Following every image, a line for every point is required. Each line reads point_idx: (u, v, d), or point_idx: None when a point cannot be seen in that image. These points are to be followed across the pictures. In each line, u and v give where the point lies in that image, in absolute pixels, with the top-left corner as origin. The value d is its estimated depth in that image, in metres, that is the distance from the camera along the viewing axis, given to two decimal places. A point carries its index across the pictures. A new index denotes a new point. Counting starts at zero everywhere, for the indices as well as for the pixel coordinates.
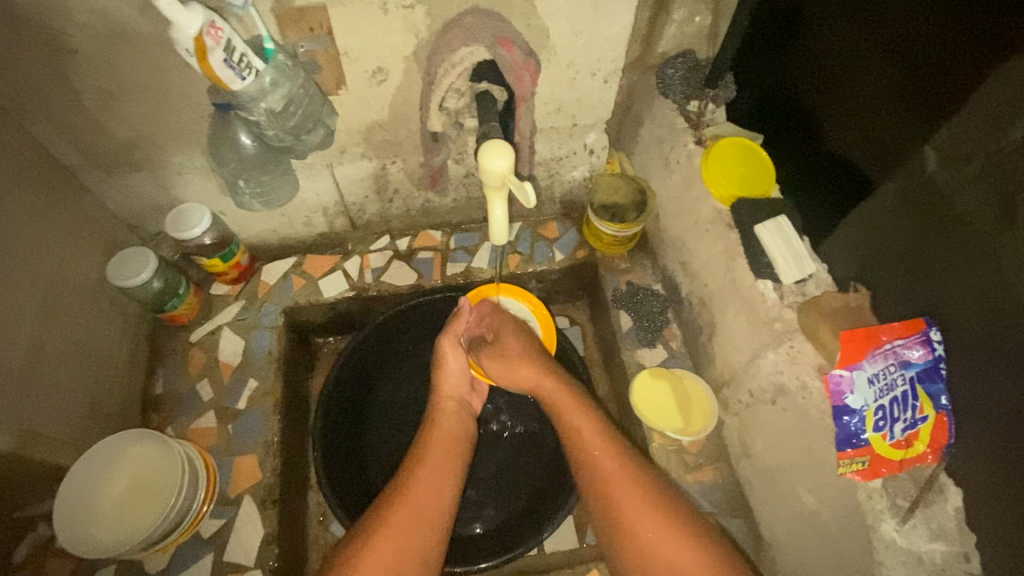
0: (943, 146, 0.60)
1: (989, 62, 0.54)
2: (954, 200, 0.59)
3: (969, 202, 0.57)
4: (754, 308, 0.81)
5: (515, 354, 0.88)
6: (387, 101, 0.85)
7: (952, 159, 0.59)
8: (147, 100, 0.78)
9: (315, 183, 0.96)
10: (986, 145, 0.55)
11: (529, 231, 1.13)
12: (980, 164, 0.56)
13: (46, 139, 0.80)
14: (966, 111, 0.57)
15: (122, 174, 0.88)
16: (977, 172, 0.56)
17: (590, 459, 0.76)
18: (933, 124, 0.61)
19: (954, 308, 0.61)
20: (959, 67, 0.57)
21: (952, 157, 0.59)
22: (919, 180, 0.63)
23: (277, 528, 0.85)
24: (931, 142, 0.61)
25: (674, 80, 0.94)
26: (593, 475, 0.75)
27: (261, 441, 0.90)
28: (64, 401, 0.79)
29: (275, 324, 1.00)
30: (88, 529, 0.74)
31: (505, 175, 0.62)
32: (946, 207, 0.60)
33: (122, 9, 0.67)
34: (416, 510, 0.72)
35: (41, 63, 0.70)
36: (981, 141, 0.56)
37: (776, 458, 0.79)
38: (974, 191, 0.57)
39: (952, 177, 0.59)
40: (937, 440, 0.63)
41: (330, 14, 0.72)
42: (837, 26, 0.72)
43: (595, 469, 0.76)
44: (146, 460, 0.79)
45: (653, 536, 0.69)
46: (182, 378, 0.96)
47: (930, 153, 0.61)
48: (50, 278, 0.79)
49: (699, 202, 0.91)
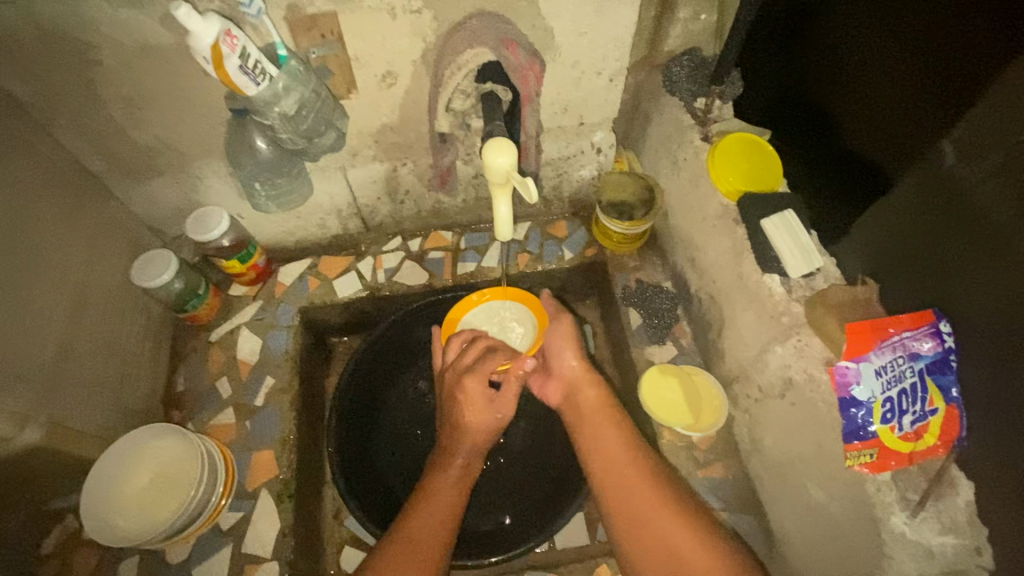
0: (961, 141, 0.59)
1: (1005, 56, 0.53)
2: (972, 195, 0.59)
3: (988, 198, 0.57)
4: (762, 302, 0.81)
5: (577, 364, 0.88)
6: (398, 104, 0.87)
7: (971, 154, 0.58)
8: (168, 108, 0.81)
9: (328, 186, 0.99)
10: (1003, 139, 0.55)
11: (537, 231, 1.14)
12: (998, 158, 0.56)
13: (72, 146, 0.83)
14: (982, 106, 0.57)
15: (145, 179, 0.92)
16: (994, 165, 0.56)
17: (614, 468, 0.76)
18: (950, 119, 0.60)
19: (972, 302, 0.60)
20: (975, 63, 0.57)
21: (969, 152, 0.58)
22: (937, 175, 0.62)
23: (292, 521, 0.87)
24: (948, 137, 0.61)
25: (680, 77, 0.95)
26: (618, 484, 0.75)
27: (278, 437, 0.93)
28: (90, 398, 0.82)
29: (291, 324, 1.03)
30: (110, 518, 0.77)
31: (509, 172, 0.63)
32: (965, 202, 0.59)
33: (144, 21, 0.70)
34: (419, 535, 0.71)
35: (68, 73, 0.74)
36: (997, 136, 0.56)
37: (785, 452, 0.80)
38: (993, 186, 0.56)
39: (970, 170, 0.59)
40: (948, 431, 0.64)
41: (341, 21, 0.74)
42: (852, 22, 0.72)
43: (606, 476, 0.76)
44: (169, 454, 0.82)
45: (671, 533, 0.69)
46: (202, 376, 0.98)
47: (947, 148, 0.61)
48: (78, 278, 0.82)
49: (706, 198, 0.92)
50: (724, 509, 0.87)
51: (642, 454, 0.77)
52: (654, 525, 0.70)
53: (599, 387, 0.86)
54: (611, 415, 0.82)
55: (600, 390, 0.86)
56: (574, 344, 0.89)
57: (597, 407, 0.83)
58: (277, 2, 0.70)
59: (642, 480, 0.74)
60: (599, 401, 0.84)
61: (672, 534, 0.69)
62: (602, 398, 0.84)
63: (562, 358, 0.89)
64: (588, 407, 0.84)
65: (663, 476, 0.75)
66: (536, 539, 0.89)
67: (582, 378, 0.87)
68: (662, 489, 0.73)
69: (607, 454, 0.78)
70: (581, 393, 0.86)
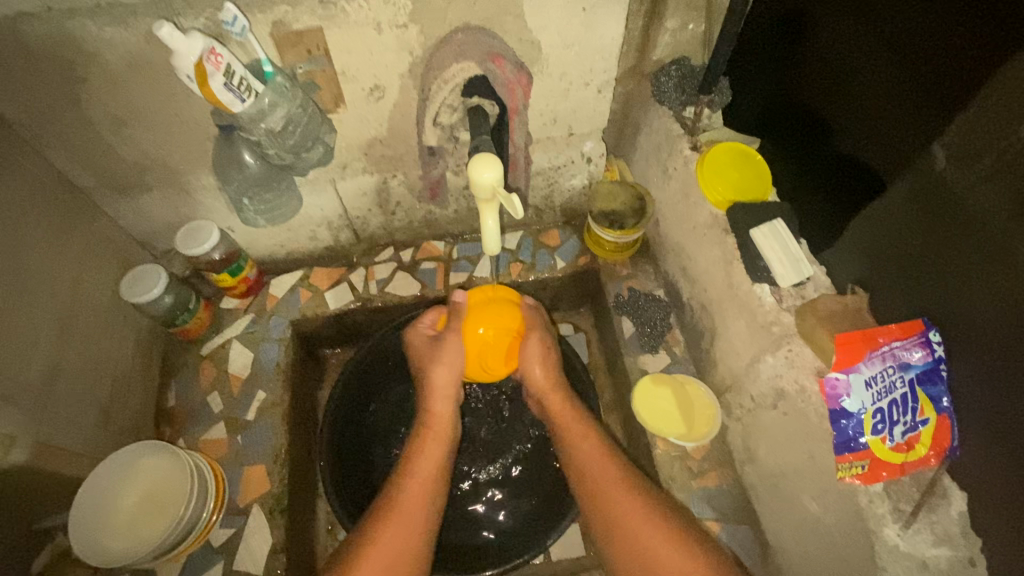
0: (951, 144, 0.58)
1: (996, 58, 0.53)
2: (965, 199, 0.58)
3: (981, 200, 0.56)
4: (753, 312, 0.81)
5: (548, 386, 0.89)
6: (386, 117, 0.87)
7: (962, 158, 0.57)
8: (155, 124, 0.81)
9: (318, 199, 0.99)
10: (996, 142, 0.54)
11: (530, 240, 1.15)
12: (991, 161, 0.55)
13: (60, 163, 0.83)
14: (973, 109, 0.56)
15: (135, 195, 0.91)
16: (987, 169, 0.55)
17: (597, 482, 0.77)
18: (939, 122, 0.59)
19: (967, 310, 0.59)
20: (963, 67, 0.56)
21: (962, 154, 0.57)
22: (930, 178, 0.61)
23: (284, 537, 0.87)
24: (939, 140, 0.60)
25: (668, 87, 0.94)
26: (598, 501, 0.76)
27: (270, 451, 0.93)
28: (78, 416, 0.82)
29: (283, 336, 1.03)
30: (99, 539, 0.76)
31: (495, 187, 0.63)
32: (958, 206, 0.58)
33: (129, 40, 0.69)
34: (407, 505, 0.76)
35: (55, 91, 0.73)
36: (988, 139, 0.55)
37: (779, 462, 0.79)
38: (986, 189, 0.56)
39: (962, 174, 0.58)
40: (940, 441, 0.63)
41: (326, 36, 0.74)
42: (841, 24, 0.71)
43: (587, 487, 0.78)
44: (157, 471, 0.81)
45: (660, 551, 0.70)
46: (193, 391, 0.98)
47: (938, 151, 0.60)
48: (67, 297, 0.82)
49: (696, 208, 0.92)
50: (719, 520, 0.86)
51: (608, 455, 0.80)
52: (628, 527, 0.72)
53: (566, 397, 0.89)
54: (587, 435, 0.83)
55: (569, 400, 0.89)
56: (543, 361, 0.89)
57: (569, 417, 0.87)
58: (262, 19, 0.70)
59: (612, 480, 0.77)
60: (569, 407, 0.87)
61: (641, 528, 0.72)
62: (571, 411, 0.87)
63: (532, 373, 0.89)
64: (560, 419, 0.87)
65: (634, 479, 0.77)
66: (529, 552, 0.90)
67: (548, 390, 0.89)
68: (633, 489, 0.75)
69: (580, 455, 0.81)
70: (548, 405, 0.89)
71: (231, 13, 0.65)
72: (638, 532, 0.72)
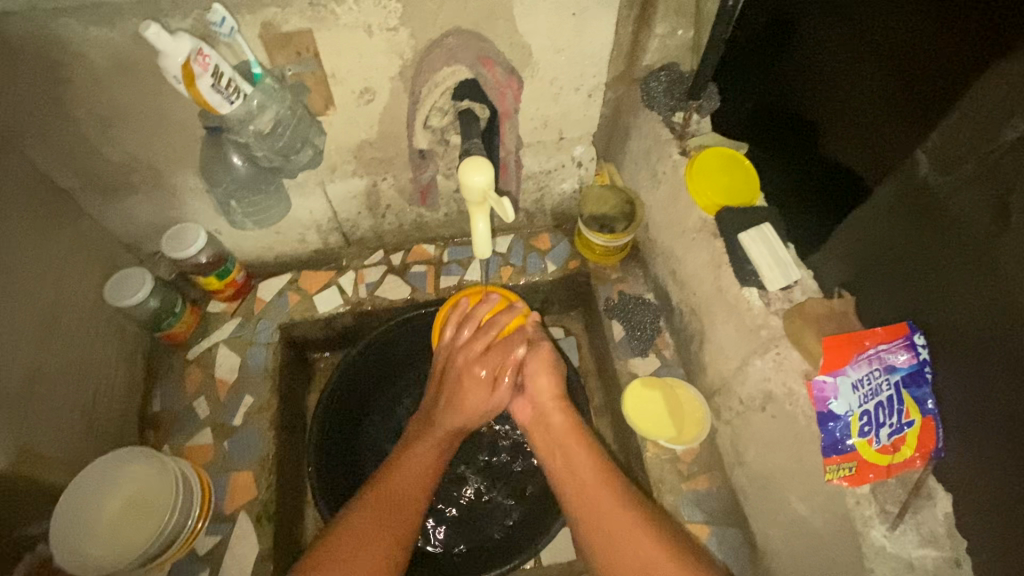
0: (935, 150, 0.59)
1: (979, 64, 0.53)
2: (949, 204, 0.58)
3: (964, 205, 0.57)
4: (741, 315, 0.81)
5: (546, 403, 0.87)
6: (376, 119, 0.87)
7: (945, 162, 0.58)
8: (142, 125, 0.80)
9: (307, 202, 0.98)
10: (978, 147, 0.55)
11: (521, 243, 1.15)
12: (973, 167, 0.56)
13: (45, 165, 0.82)
14: (955, 116, 0.56)
15: (120, 197, 0.90)
16: (970, 174, 0.56)
17: (589, 483, 0.77)
18: (923, 129, 0.60)
19: (952, 314, 0.60)
20: (946, 74, 0.57)
21: (945, 160, 0.58)
22: (914, 184, 0.62)
23: (272, 544, 0.86)
24: (921, 146, 0.60)
25: (657, 92, 0.95)
26: (588, 502, 0.76)
27: (257, 457, 0.92)
28: (61, 421, 0.80)
29: (271, 340, 1.02)
30: (81, 546, 0.74)
31: (485, 191, 0.63)
32: (941, 211, 0.59)
33: (115, 39, 0.69)
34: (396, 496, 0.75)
35: (38, 92, 0.72)
36: (972, 143, 0.56)
37: (767, 465, 0.80)
38: (968, 195, 0.56)
39: (944, 180, 0.58)
40: (925, 444, 0.64)
41: (317, 38, 0.74)
42: (828, 30, 0.71)
43: (578, 492, 0.78)
44: (143, 479, 0.80)
45: (642, 549, 0.70)
46: (179, 396, 0.97)
47: (922, 157, 0.61)
48: (49, 300, 0.80)
49: (685, 212, 0.92)
50: (708, 523, 0.87)
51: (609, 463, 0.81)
52: (621, 531, 0.72)
53: (567, 412, 0.87)
54: (584, 439, 0.83)
55: (570, 417, 0.86)
56: (555, 376, 0.89)
57: (564, 431, 0.85)
58: (251, 20, 0.70)
59: (600, 485, 0.77)
60: (574, 428, 0.85)
61: (638, 534, 0.71)
62: (572, 425, 0.85)
63: (538, 381, 0.88)
64: (557, 430, 0.85)
65: (629, 492, 0.76)
66: (522, 555, 0.89)
67: (552, 405, 0.87)
68: (625, 493, 0.76)
69: (572, 458, 0.81)
70: (550, 416, 0.87)
71: (219, 14, 0.66)
72: (637, 540, 0.71)
